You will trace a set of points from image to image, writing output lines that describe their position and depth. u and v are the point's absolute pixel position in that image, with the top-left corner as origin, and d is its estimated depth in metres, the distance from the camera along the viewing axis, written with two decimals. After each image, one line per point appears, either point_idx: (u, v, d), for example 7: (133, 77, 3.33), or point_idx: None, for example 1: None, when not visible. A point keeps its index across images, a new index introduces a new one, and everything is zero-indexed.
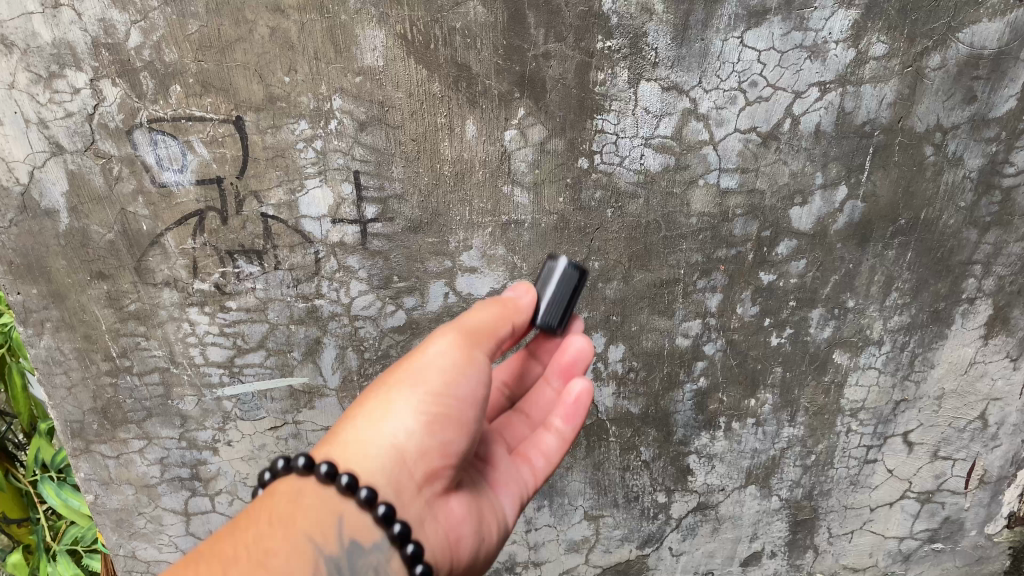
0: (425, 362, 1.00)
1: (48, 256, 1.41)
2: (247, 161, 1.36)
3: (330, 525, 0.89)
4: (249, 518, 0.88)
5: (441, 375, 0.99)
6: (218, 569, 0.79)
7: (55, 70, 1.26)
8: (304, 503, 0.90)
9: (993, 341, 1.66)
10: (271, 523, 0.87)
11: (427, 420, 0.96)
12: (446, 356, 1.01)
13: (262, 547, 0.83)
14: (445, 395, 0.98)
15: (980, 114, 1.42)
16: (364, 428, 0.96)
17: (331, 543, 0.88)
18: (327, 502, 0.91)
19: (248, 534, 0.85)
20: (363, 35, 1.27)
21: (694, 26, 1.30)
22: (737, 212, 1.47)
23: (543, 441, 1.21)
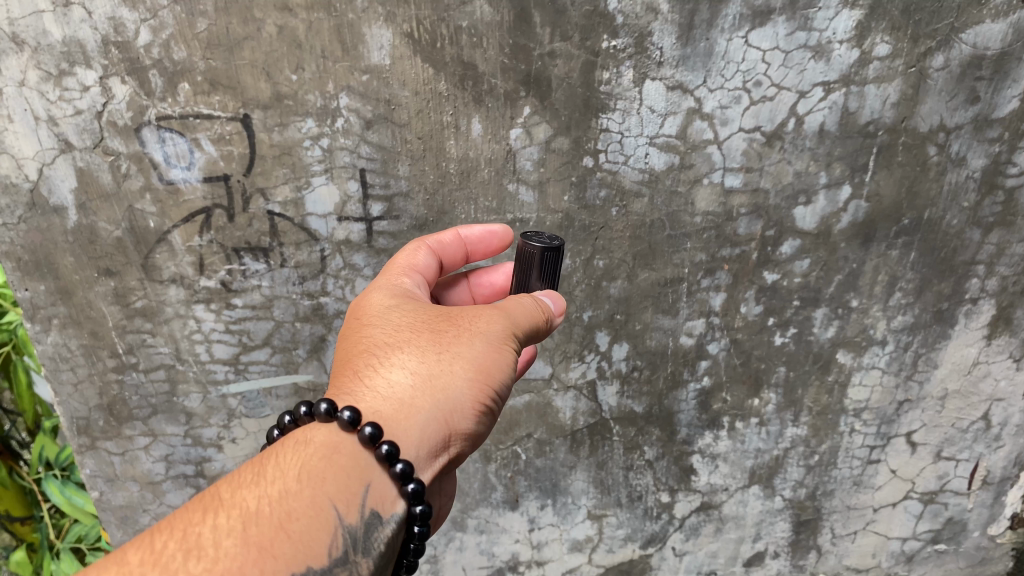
0: (484, 343, 0.99)
1: (56, 252, 1.42)
2: (254, 158, 1.37)
3: (355, 493, 0.89)
4: (282, 468, 0.88)
5: (497, 367, 0.98)
6: (239, 526, 0.79)
7: (65, 67, 1.27)
8: (336, 463, 0.89)
9: (996, 342, 1.66)
10: (302, 481, 0.86)
11: (475, 407, 0.97)
12: (503, 346, 1.00)
13: (286, 507, 0.83)
14: (494, 387, 0.98)
15: (984, 114, 1.42)
16: (416, 393, 0.94)
17: (352, 513, 0.88)
18: (358, 467, 0.90)
19: (277, 489, 0.84)
20: (370, 33, 1.28)
21: (698, 26, 1.31)
22: (741, 212, 1.48)
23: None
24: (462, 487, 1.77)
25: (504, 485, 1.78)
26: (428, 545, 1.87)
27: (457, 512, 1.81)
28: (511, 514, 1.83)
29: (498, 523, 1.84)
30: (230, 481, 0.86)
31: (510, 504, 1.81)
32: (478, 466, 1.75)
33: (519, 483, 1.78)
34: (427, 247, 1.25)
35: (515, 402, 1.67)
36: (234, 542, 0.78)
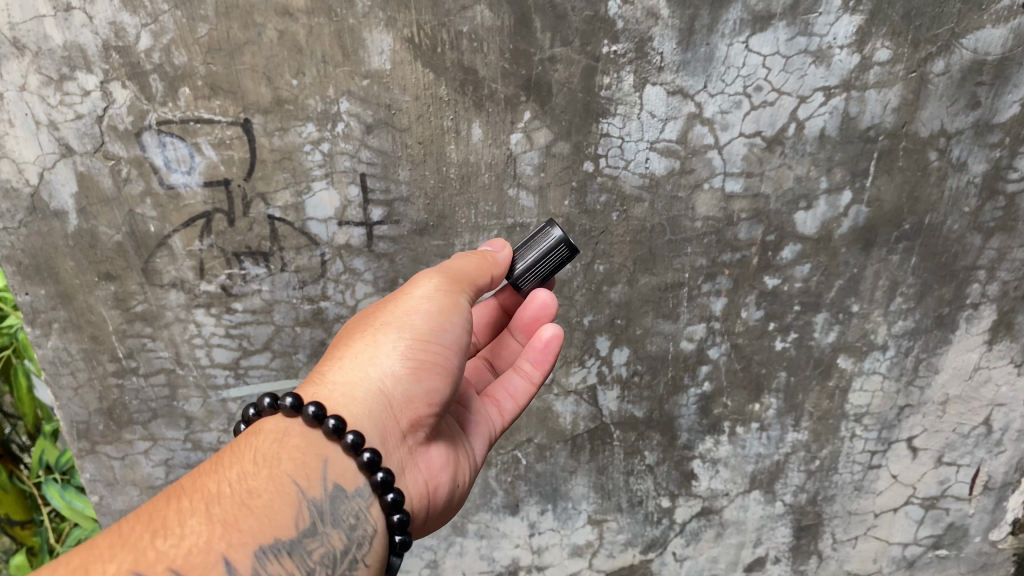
0: (411, 308, 1.07)
1: (56, 257, 1.42)
2: (255, 163, 1.37)
3: (314, 468, 0.95)
4: (239, 454, 0.95)
5: (425, 323, 1.05)
6: (202, 506, 0.87)
7: (66, 72, 1.28)
8: (291, 443, 0.97)
9: (997, 347, 1.65)
10: (260, 462, 0.93)
11: (411, 367, 1.02)
12: (429, 303, 1.07)
13: (247, 486, 0.90)
14: (428, 343, 1.04)
15: (984, 119, 1.42)
16: (351, 369, 1.03)
17: (313, 487, 0.94)
18: (312, 443, 0.97)
19: (237, 472, 0.92)
20: (370, 38, 1.28)
21: (699, 31, 1.31)
22: (742, 216, 1.48)
23: (510, 383, 1.31)
24: None
25: (505, 490, 1.78)
26: (428, 550, 1.87)
27: (457, 517, 1.82)
28: (511, 519, 1.82)
29: (498, 528, 1.84)
30: (193, 470, 0.93)
31: (510, 509, 1.81)
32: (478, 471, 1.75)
33: (520, 487, 1.78)
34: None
35: None
36: (199, 521, 0.85)
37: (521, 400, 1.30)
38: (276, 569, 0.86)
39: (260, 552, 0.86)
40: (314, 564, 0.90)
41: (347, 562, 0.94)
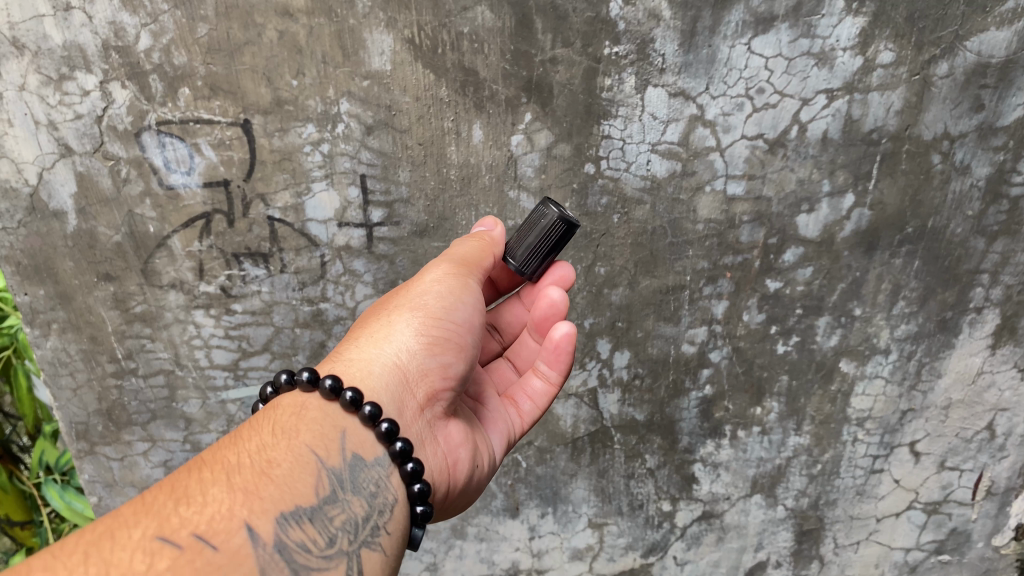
0: (422, 289, 1.09)
1: (55, 257, 1.42)
2: (255, 164, 1.36)
3: (332, 438, 0.93)
4: (256, 427, 0.93)
5: (438, 301, 1.07)
6: (223, 476, 0.84)
7: (66, 71, 1.27)
8: (309, 416, 0.95)
9: (1001, 351, 1.64)
10: (278, 434, 0.91)
11: (425, 342, 1.04)
12: (440, 283, 1.09)
13: (266, 456, 0.88)
14: (441, 319, 1.06)
15: (988, 122, 1.41)
16: (366, 348, 1.04)
17: (333, 456, 0.92)
18: (329, 416, 0.96)
19: (255, 444, 0.89)
20: (371, 39, 1.27)
21: (701, 33, 1.30)
22: (744, 219, 1.47)
23: (531, 384, 1.31)
24: None
25: (505, 493, 1.77)
26: (427, 553, 1.86)
27: (457, 519, 1.81)
28: (511, 522, 1.82)
29: (498, 531, 1.83)
30: (213, 444, 0.91)
31: (510, 512, 1.80)
32: None
33: (520, 490, 1.77)
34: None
35: None
36: (220, 490, 0.82)
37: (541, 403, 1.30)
38: (300, 535, 0.83)
39: (284, 518, 0.83)
40: (336, 531, 0.87)
41: (370, 529, 0.91)
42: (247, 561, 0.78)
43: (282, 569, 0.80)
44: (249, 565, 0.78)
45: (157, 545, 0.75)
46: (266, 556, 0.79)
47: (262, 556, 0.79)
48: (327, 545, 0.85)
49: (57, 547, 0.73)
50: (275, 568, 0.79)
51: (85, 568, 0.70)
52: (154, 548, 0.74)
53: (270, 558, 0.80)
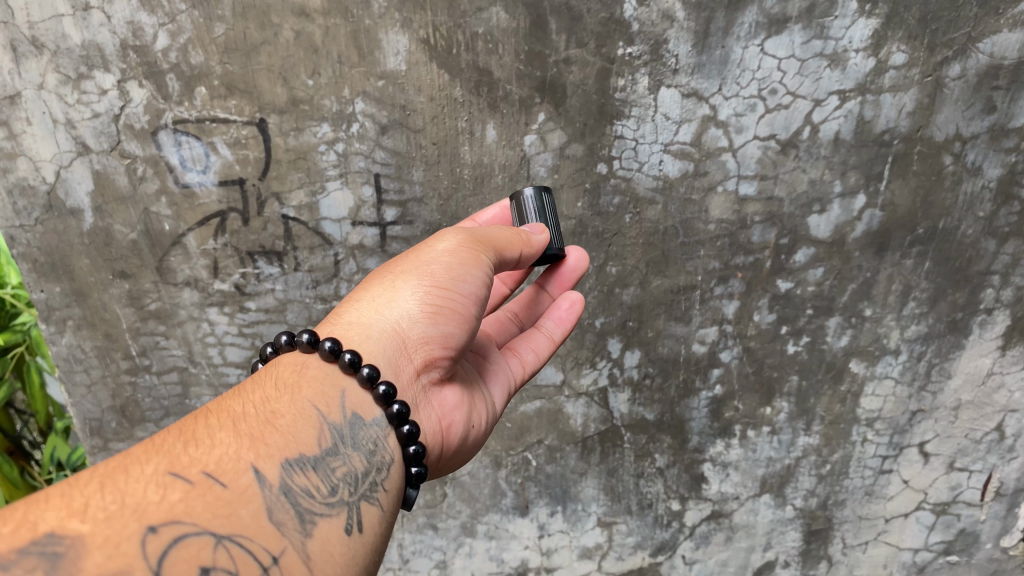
0: (430, 257, 1.05)
1: (71, 254, 1.43)
2: (270, 163, 1.37)
3: (333, 396, 0.94)
4: (260, 382, 0.94)
5: (445, 271, 1.03)
6: (229, 423, 0.86)
7: (84, 71, 1.28)
8: (310, 373, 0.95)
9: (1011, 352, 1.64)
10: (281, 388, 0.93)
11: (426, 312, 1.01)
12: (450, 254, 1.04)
13: (270, 409, 0.89)
14: (446, 289, 1.02)
15: (1000, 124, 1.41)
16: (366, 311, 1.03)
17: (334, 412, 0.92)
18: (330, 376, 0.96)
19: (259, 396, 0.91)
20: (386, 39, 1.28)
21: (714, 34, 1.31)
22: (755, 219, 1.47)
23: (535, 339, 1.31)
24: (472, 492, 1.79)
25: (515, 491, 1.79)
26: (437, 550, 1.87)
27: (467, 517, 1.82)
28: (521, 520, 1.83)
29: (508, 530, 1.84)
30: (219, 398, 0.93)
31: (519, 511, 1.81)
32: (488, 472, 1.75)
33: (530, 489, 1.78)
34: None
35: (527, 408, 1.68)
36: (227, 435, 0.84)
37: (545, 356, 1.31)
38: (304, 481, 0.84)
39: (288, 464, 0.84)
40: (338, 481, 0.87)
41: (369, 484, 0.90)
42: (254, 499, 0.79)
43: (287, 510, 0.81)
44: (256, 504, 0.79)
45: (168, 479, 0.77)
46: (272, 496, 0.81)
47: (268, 496, 0.80)
48: (330, 493, 0.85)
49: (75, 477, 0.76)
50: (279, 508, 0.80)
51: (101, 495, 0.73)
52: (166, 481, 0.77)
53: (276, 498, 0.81)
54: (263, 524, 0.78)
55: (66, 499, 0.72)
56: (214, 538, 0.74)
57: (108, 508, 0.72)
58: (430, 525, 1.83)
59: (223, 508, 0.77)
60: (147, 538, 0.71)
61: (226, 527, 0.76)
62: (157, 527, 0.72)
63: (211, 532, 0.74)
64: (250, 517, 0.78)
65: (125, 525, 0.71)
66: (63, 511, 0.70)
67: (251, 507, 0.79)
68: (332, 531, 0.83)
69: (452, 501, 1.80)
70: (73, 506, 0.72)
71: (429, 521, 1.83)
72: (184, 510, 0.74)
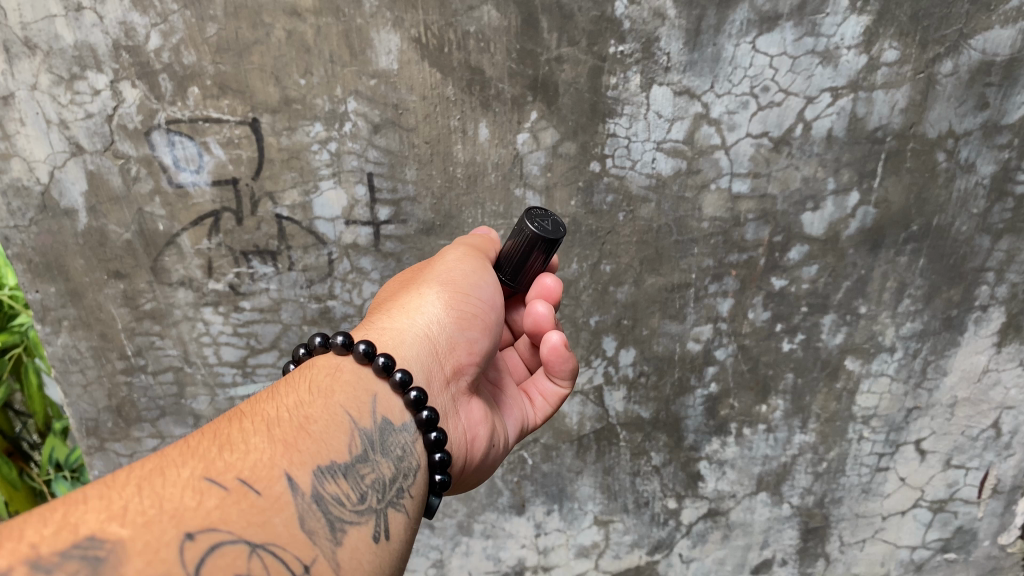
0: (449, 267, 1.13)
1: (66, 255, 1.43)
2: (263, 162, 1.37)
3: (363, 402, 0.94)
4: (292, 385, 0.93)
5: (464, 278, 1.11)
6: (263, 427, 0.85)
7: (77, 71, 1.29)
8: (342, 378, 0.95)
9: (1007, 349, 1.64)
10: (314, 392, 0.92)
11: (454, 316, 1.07)
12: (464, 264, 1.13)
13: (303, 413, 0.88)
14: (468, 296, 1.10)
15: (993, 120, 1.41)
16: (397, 318, 1.06)
17: (365, 418, 0.92)
18: (362, 380, 0.96)
19: (291, 400, 0.90)
20: (378, 38, 1.29)
21: (706, 31, 1.31)
22: (749, 217, 1.48)
23: (542, 385, 1.32)
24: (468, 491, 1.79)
25: (511, 490, 1.79)
26: (433, 549, 1.88)
27: (463, 516, 1.83)
28: (517, 519, 1.83)
29: (504, 528, 1.84)
30: (249, 399, 0.91)
31: (516, 509, 1.82)
32: None
33: (526, 487, 1.78)
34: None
35: None
36: (261, 440, 0.83)
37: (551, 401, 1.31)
38: (335, 489, 0.83)
39: (320, 471, 0.83)
40: (366, 489, 0.87)
41: (395, 491, 0.91)
42: (288, 508, 0.78)
43: (319, 519, 0.80)
44: (289, 512, 0.78)
45: (204, 484, 0.75)
46: (304, 505, 0.79)
47: (301, 505, 0.79)
48: (359, 501, 0.85)
49: (109, 479, 0.73)
50: (312, 516, 0.79)
51: (138, 499, 0.71)
52: (202, 487, 0.74)
53: (308, 507, 0.79)
54: (296, 533, 0.77)
55: (104, 501, 0.70)
56: (249, 547, 0.72)
57: (147, 513, 0.70)
58: (426, 524, 1.84)
59: (258, 516, 0.75)
60: (186, 545, 0.68)
61: (260, 536, 0.74)
62: (195, 534, 0.70)
63: (246, 541, 0.73)
64: (283, 526, 0.76)
65: (165, 531, 0.69)
66: (103, 514, 0.68)
67: (285, 515, 0.77)
68: (360, 540, 0.82)
69: (449, 501, 1.80)
70: (112, 509, 0.69)
71: (425, 520, 1.83)
72: (222, 517, 0.72)
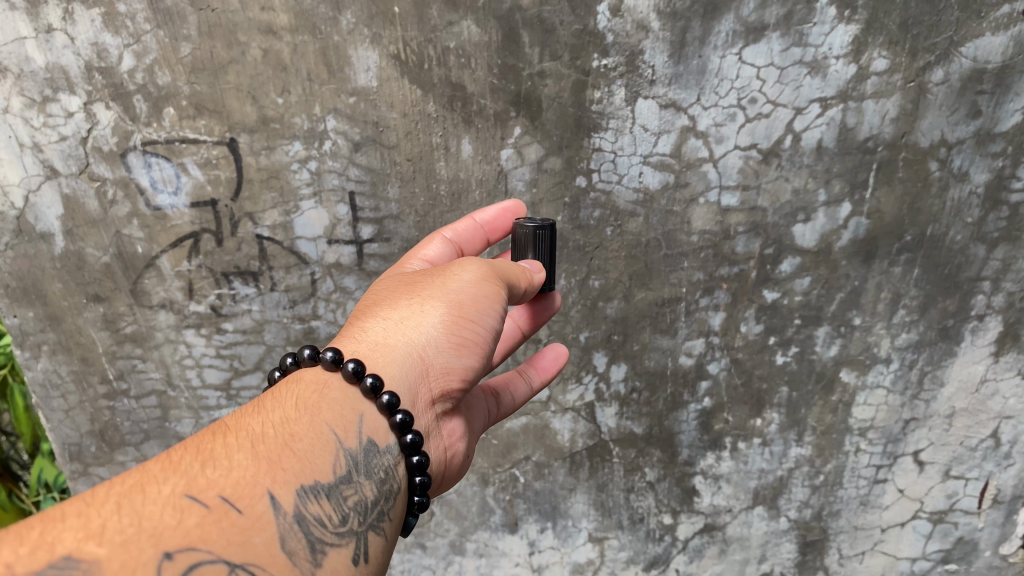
0: (458, 284, 1.01)
1: (44, 279, 1.41)
2: (242, 183, 1.35)
3: (351, 421, 0.89)
4: (279, 400, 0.89)
5: (471, 300, 1.00)
6: (247, 443, 0.81)
7: (49, 93, 1.27)
8: (329, 396, 0.90)
9: (1004, 358, 1.59)
10: (300, 408, 0.88)
11: (453, 342, 0.98)
12: (476, 280, 1.02)
13: (288, 429, 0.85)
14: (473, 321, 0.99)
15: (986, 128, 1.38)
16: (391, 329, 0.98)
17: (351, 438, 0.88)
18: (348, 400, 0.90)
19: (277, 416, 0.86)
20: (356, 55, 1.26)
21: (690, 43, 1.28)
22: (740, 230, 1.45)
23: (515, 384, 1.31)
24: (460, 510, 1.77)
25: (503, 508, 1.76)
26: (426, 569, 1.85)
27: (455, 535, 1.80)
28: (511, 537, 1.80)
29: (498, 547, 1.82)
30: (233, 412, 0.88)
31: (509, 528, 1.79)
32: (476, 489, 1.74)
33: (518, 506, 1.76)
34: (441, 237, 1.26)
35: (513, 425, 1.66)
36: (244, 456, 0.80)
37: (520, 401, 1.31)
38: (318, 510, 0.80)
39: (302, 492, 0.80)
40: (349, 510, 0.84)
41: (376, 514, 0.87)
42: (269, 528, 0.75)
43: (300, 539, 0.77)
44: (270, 532, 0.75)
45: (184, 503, 0.72)
46: (286, 526, 0.76)
47: (283, 525, 0.76)
48: (340, 523, 0.82)
49: (90, 495, 0.71)
50: (293, 537, 0.77)
51: (118, 516, 0.69)
52: (182, 505, 0.72)
53: (289, 527, 0.77)
54: (276, 554, 0.74)
55: (82, 519, 0.68)
56: (229, 566, 0.70)
57: (126, 531, 0.68)
58: (419, 543, 1.82)
59: (239, 535, 0.73)
60: (163, 566, 0.67)
61: (240, 556, 0.72)
62: (174, 554, 0.68)
63: (226, 561, 0.70)
64: (263, 546, 0.74)
65: (142, 551, 0.67)
66: (80, 532, 0.66)
67: (265, 535, 0.75)
68: (339, 563, 0.80)
69: (440, 520, 1.78)
70: (90, 527, 0.67)
71: (418, 540, 1.81)
72: (202, 536, 0.70)
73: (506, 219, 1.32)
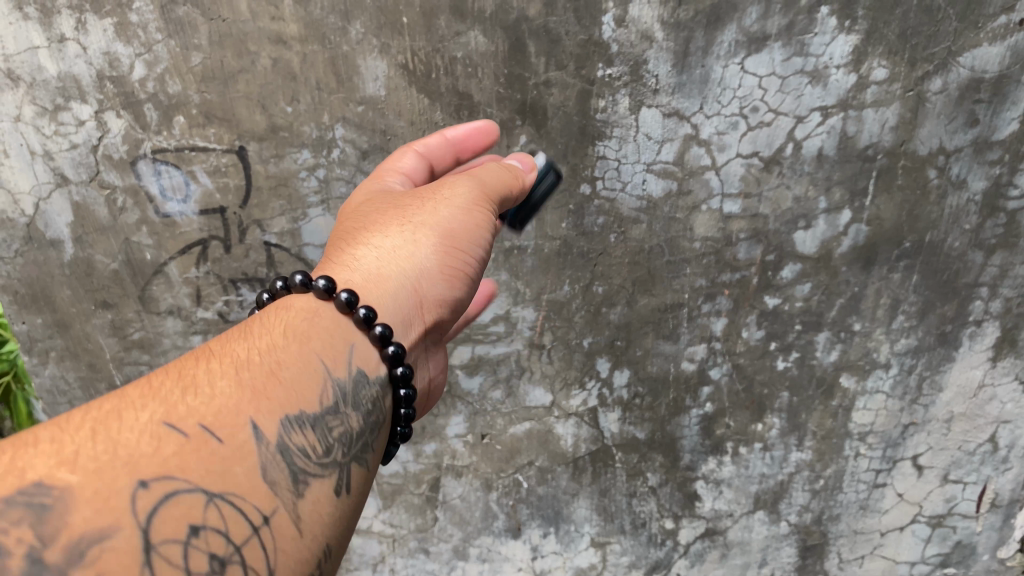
0: (447, 214, 1.02)
1: (53, 285, 1.43)
2: (251, 190, 1.36)
3: (341, 352, 0.87)
4: (266, 326, 0.85)
5: (462, 231, 1.02)
6: (231, 370, 0.78)
7: (61, 102, 1.28)
8: (321, 324, 0.87)
9: (1002, 364, 1.61)
10: (289, 336, 0.84)
11: (445, 271, 1.00)
12: (463, 208, 1.03)
13: (276, 357, 0.82)
14: (463, 252, 1.02)
15: (983, 136, 1.40)
16: (385, 260, 0.97)
17: (341, 369, 0.85)
18: (341, 330, 0.89)
19: (264, 343, 0.83)
20: (364, 65, 1.28)
21: (694, 53, 1.30)
22: (741, 237, 1.47)
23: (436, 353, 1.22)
24: (464, 516, 1.78)
25: (506, 513, 1.77)
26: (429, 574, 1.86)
27: (459, 541, 1.81)
28: (514, 542, 1.81)
29: (501, 552, 1.82)
30: (219, 336, 0.84)
31: (512, 533, 1.80)
32: (479, 495, 1.75)
33: (521, 511, 1.77)
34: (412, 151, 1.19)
35: (517, 430, 1.68)
36: (228, 384, 0.77)
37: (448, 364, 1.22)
38: (303, 441, 0.77)
39: (288, 420, 0.77)
40: (335, 442, 0.81)
41: (362, 446, 0.84)
42: (250, 458, 0.72)
43: (283, 470, 0.74)
44: (252, 463, 0.72)
45: (162, 431, 0.70)
46: (269, 456, 0.73)
47: (265, 455, 0.73)
48: (326, 455, 0.79)
49: (64, 420, 0.69)
50: (276, 468, 0.74)
51: (91, 444, 0.66)
52: (160, 434, 0.69)
53: (272, 458, 0.74)
54: (256, 484, 0.71)
55: (55, 445, 0.65)
56: (207, 496, 0.67)
57: (99, 459, 0.65)
58: (422, 548, 1.83)
59: (219, 464, 0.70)
60: (137, 495, 0.64)
61: (219, 484, 0.69)
62: (148, 483, 0.65)
63: (203, 490, 0.68)
64: (243, 475, 0.71)
65: (116, 478, 0.64)
66: (52, 459, 0.64)
67: (246, 464, 0.72)
68: (324, 496, 0.77)
69: (444, 525, 1.79)
70: (63, 454, 0.65)
71: (421, 545, 1.83)
72: (178, 466, 0.67)
73: (477, 138, 1.25)
